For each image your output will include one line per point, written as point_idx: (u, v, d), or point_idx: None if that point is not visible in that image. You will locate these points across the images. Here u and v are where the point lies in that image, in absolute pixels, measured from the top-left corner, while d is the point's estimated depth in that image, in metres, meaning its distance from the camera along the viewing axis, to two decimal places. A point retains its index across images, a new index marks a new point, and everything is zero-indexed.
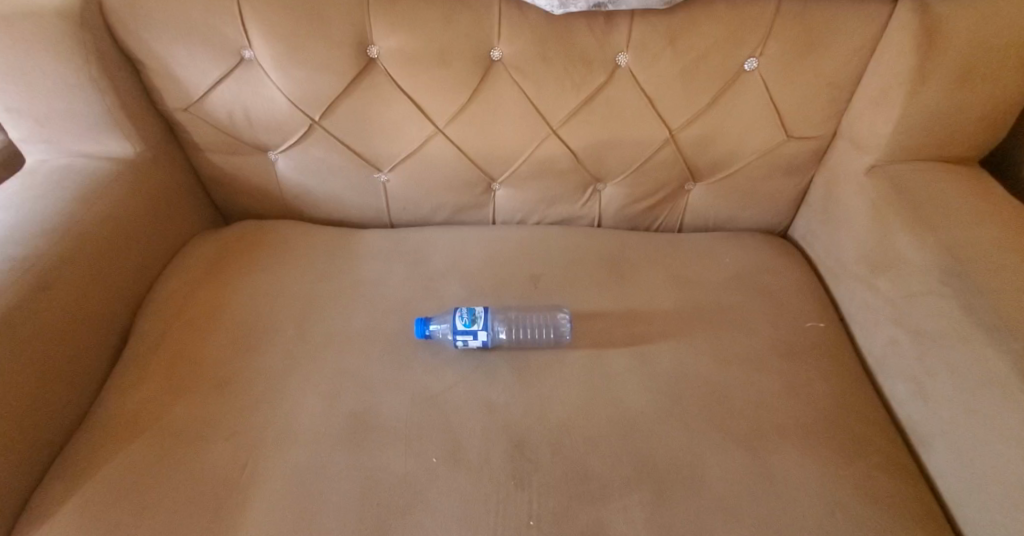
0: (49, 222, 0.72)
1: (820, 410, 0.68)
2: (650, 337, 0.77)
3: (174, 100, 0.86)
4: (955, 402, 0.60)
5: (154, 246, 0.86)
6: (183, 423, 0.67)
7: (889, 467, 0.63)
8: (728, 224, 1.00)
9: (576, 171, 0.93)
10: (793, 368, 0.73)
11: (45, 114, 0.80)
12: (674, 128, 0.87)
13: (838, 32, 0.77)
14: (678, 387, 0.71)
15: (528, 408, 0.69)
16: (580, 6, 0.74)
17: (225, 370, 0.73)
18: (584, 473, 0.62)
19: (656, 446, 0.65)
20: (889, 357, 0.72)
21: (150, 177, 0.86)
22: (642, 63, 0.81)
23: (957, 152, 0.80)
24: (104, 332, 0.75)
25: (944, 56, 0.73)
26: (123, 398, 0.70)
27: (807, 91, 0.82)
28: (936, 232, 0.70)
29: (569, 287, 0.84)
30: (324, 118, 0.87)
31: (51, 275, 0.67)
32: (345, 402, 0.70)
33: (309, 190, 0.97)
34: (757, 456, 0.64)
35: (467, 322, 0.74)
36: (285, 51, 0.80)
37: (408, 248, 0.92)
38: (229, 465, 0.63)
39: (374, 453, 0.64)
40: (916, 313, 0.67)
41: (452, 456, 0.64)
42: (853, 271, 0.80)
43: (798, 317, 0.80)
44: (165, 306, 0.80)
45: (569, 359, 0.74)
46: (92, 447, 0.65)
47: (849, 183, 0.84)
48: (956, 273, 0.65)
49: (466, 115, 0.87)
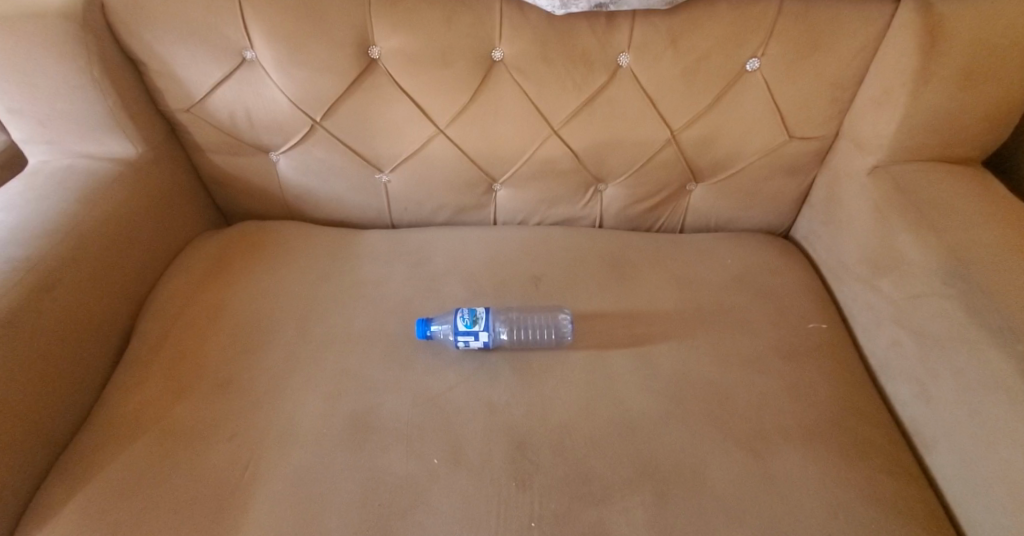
0: (51, 222, 0.73)
1: (822, 411, 0.68)
2: (652, 338, 0.77)
3: (176, 101, 0.86)
4: (959, 404, 0.60)
5: (156, 247, 0.86)
6: (184, 424, 0.67)
7: (891, 468, 0.63)
8: (729, 225, 1.00)
9: (577, 172, 0.93)
10: (795, 369, 0.73)
11: (48, 115, 0.80)
12: (676, 129, 0.87)
13: (840, 32, 0.77)
14: (679, 388, 0.71)
15: (530, 409, 0.69)
16: (582, 6, 0.74)
17: (227, 371, 0.73)
18: (585, 474, 0.62)
19: (658, 448, 0.64)
20: (892, 358, 0.71)
21: (152, 177, 0.86)
22: (644, 64, 0.81)
23: (960, 153, 0.80)
24: (106, 332, 0.75)
25: (946, 57, 0.73)
26: (125, 399, 0.70)
27: (809, 91, 0.82)
28: (939, 233, 0.69)
29: (570, 287, 0.84)
30: (326, 119, 0.87)
31: (53, 276, 0.68)
32: (346, 402, 0.70)
33: (310, 191, 0.97)
34: (759, 458, 0.64)
35: (468, 323, 0.74)
36: (286, 51, 0.80)
37: (409, 249, 0.92)
38: (231, 466, 0.63)
39: (375, 454, 0.64)
40: (919, 314, 0.67)
41: (454, 457, 0.64)
42: (855, 272, 0.80)
43: (799, 318, 0.80)
44: (167, 306, 0.80)
45: (570, 360, 0.74)
46: (94, 447, 0.65)
47: (851, 184, 0.83)
48: (959, 274, 0.65)
49: (467, 116, 0.87)
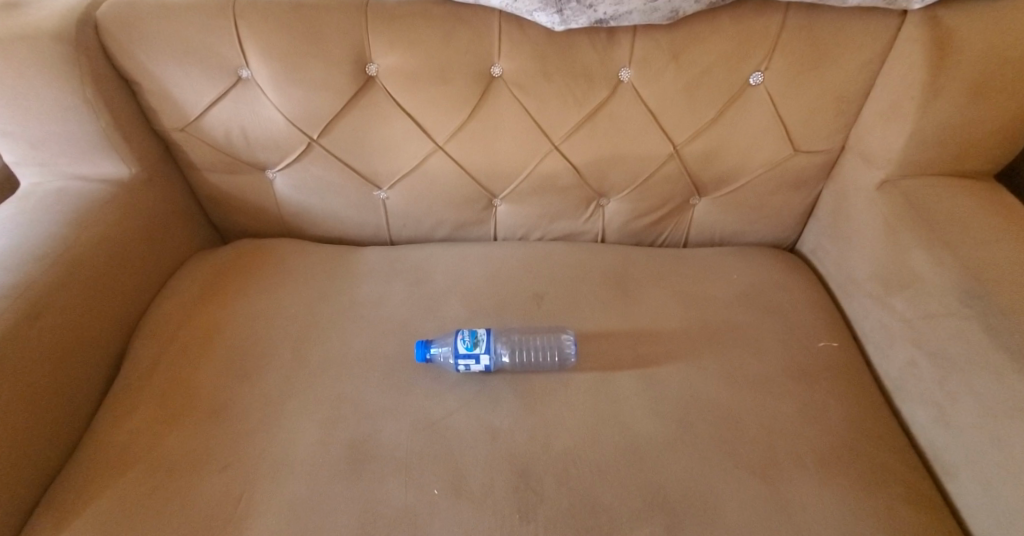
0: (41, 247, 0.71)
1: (837, 435, 0.66)
2: (657, 359, 0.75)
3: (171, 120, 0.84)
4: (980, 429, 0.57)
5: (149, 269, 0.84)
6: (176, 454, 0.65)
7: (910, 496, 0.60)
8: (734, 239, 0.98)
9: (578, 187, 0.91)
10: (806, 391, 0.71)
11: (40, 137, 0.78)
12: (679, 143, 0.85)
13: (845, 45, 0.75)
14: (687, 411, 0.69)
15: (533, 434, 0.66)
16: (582, 22, 0.73)
17: (220, 398, 0.71)
18: (591, 504, 0.60)
19: (667, 477, 0.62)
20: (907, 379, 0.69)
21: (145, 197, 0.84)
22: (646, 78, 0.79)
23: (972, 167, 0.78)
24: (97, 358, 0.73)
25: (955, 70, 0.71)
26: (114, 429, 0.67)
27: (814, 104, 0.81)
28: (953, 250, 0.67)
29: (573, 306, 0.83)
30: (323, 136, 0.86)
31: (44, 302, 0.66)
32: (343, 430, 0.67)
33: (307, 208, 0.95)
34: (772, 486, 0.61)
35: (469, 345, 0.72)
36: (282, 70, 0.79)
37: (408, 268, 0.90)
38: (222, 500, 0.61)
39: (374, 485, 0.62)
40: (936, 334, 0.65)
41: (454, 487, 0.61)
42: (866, 288, 0.78)
43: (809, 337, 0.78)
44: (160, 330, 0.79)
45: (574, 382, 0.72)
46: (82, 479, 0.63)
47: (860, 199, 0.82)
48: (977, 293, 0.62)
49: (466, 132, 0.85)
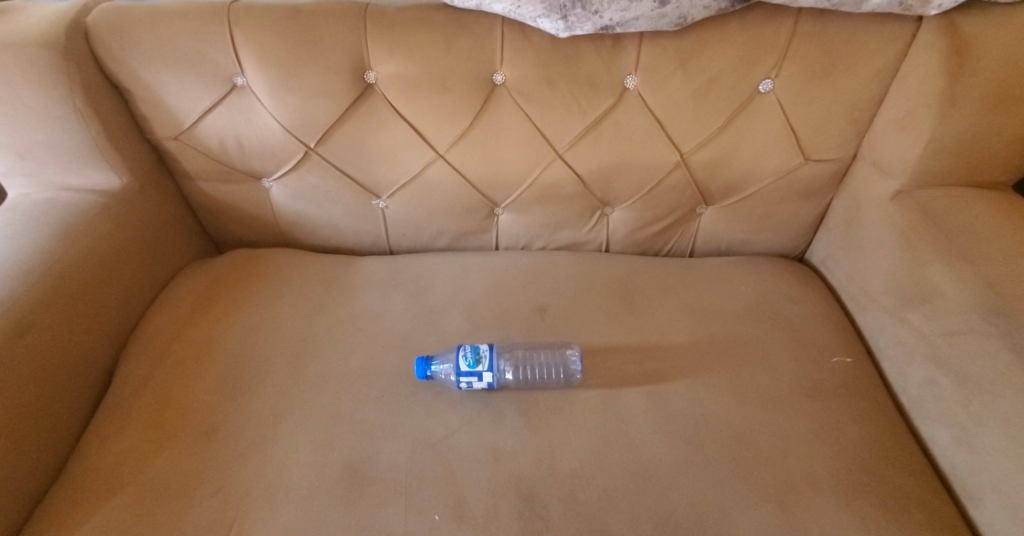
0: (27, 260, 0.68)
1: (854, 456, 0.63)
2: (665, 375, 0.73)
3: (164, 128, 0.82)
4: (1006, 453, 0.55)
5: (142, 281, 0.82)
6: (165, 478, 0.62)
7: (932, 522, 0.58)
8: (742, 248, 0.95)
9: (582, 196, 0.89)
10: (821, 410, 0.68)
11: (28, 147, 0.76)
12: (686, 151, 0.83)
13: (857, 52, 0.73)
14: (697, 430, 0.66)
15: (538, 456, 0.64)
16: (587, 29, 0.71)
17: (213, 418, 0.68)
18: (599, 530, 0.57)
19: (678, 502, 0.59)
20: (926, 398, 0.66)
21: (137, 208, 0.82)
22: (653, 86, 0.77)
23: (990, 177, 0.76)
24: (86, 375, 0.70)
25: (972, 79, 0.69)
26: (102, 450, 0.65)
27: (825, 111, 0.78)
28: (974, 265, 0.65)
29: (578, 319, 0.80)
30: (320, 145, 0.84)
31: (30, 318, 0.63)
32: (341, 451, 0.65)
33: (304, 217, 0.93)
34: (787, 511, 0.59)
35: (471, 363, 0.69)
36: (278, 77, 0.77)
37: (407, 279, 0.88)
38: (213, 526, 0.58)
39: (372, 511, 0.59)
40: (957, 352, 0.63)
41: (456, 512, 0.59)
42: (881, 302, 0.75)
43: (821, 352, 0.75)
44: (153, 346, 0.76)
45: (580, 400, 0.70)
46: (68, 504, 0.60)
47: (873, 209, 0.79)
48: (1000, 310, 0.60)
49: (468, 139, 0.83)
